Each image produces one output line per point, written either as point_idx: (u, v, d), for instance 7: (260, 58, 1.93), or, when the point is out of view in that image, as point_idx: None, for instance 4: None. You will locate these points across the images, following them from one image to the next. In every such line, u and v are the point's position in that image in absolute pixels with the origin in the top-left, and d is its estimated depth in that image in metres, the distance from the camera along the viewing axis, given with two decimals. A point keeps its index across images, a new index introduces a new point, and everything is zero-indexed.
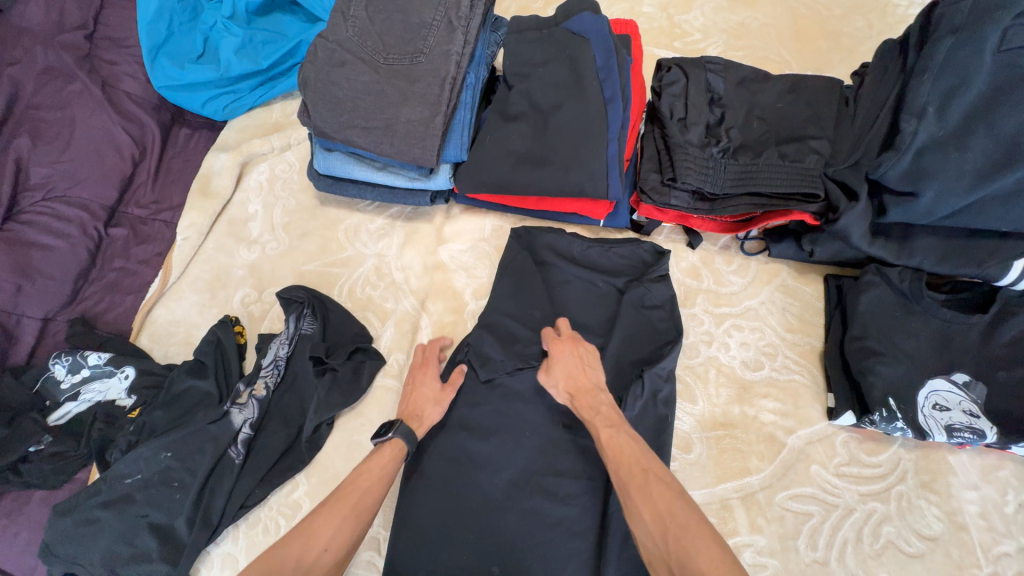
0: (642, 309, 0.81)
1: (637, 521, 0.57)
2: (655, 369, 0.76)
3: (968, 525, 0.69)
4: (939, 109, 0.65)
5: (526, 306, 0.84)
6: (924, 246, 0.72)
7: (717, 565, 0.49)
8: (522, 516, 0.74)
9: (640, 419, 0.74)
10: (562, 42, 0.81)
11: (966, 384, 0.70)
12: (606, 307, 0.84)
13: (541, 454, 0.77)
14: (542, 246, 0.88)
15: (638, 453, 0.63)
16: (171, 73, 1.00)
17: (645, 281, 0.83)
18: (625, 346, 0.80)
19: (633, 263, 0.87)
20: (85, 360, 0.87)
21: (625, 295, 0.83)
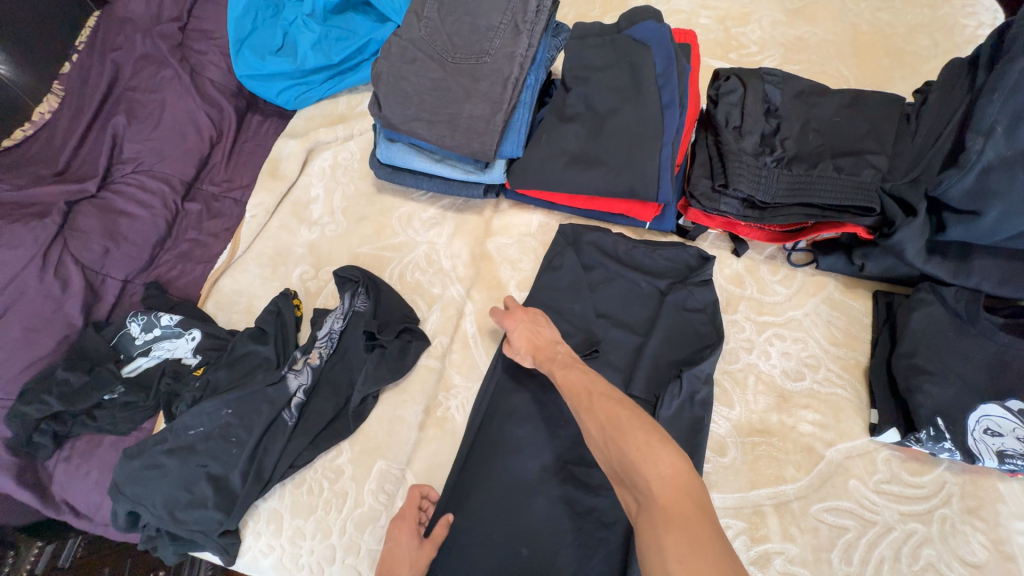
0: (684, 311, 0.83)
1: (588, 437, 0.59)
2: (694, 371, 0.77)
3: (1016, 556, 0.66)
4: (1009, 129, 0.65)
5: (569, 300, 0.87)
6: (981, 266, 0.71)
7: (645, 450, 0.51)
8: (553, 502, 0.76)
9: (676, 417, 0.76)
10: (623, 48, 0.84)
11: (1021, 412, 0.68)
12: (647, 308, 0.86)
13: (575, 444, 0.79)
14: (587, 243, 0.91)
15: (585, 379, 0.65)
16: (253, 64, 1.09)
17: (688, 285, 0.85)
18: (664, 346, 0.82)
19: (677, 267, 0.88)
20: (158, 320, 0.95)
21: (668, 297, 0.84)
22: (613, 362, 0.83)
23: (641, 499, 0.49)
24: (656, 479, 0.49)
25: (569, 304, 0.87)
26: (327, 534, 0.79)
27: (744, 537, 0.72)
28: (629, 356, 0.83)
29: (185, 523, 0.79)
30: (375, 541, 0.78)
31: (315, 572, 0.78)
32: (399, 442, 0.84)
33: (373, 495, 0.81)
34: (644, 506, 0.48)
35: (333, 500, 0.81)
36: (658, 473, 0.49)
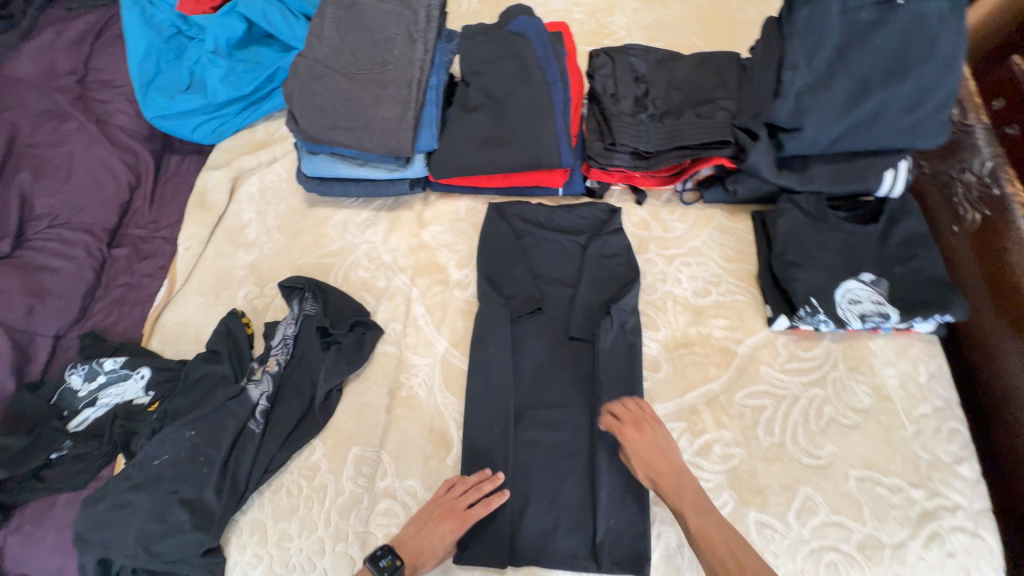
0: (603, 258, 0.94)
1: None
2: (620, 305, 0.89)
3: (892, 395, 0.82)
4: (807, 61, 0.82)
5: (505, 267, 0.96)
6: (819, 173, 0.87)
7: None
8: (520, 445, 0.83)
9: (613, 347, 0.86)
10: (507, 41, 0.96)
11: (873, 281, 0.84)
12: (573, 261, 0.96)
13: (531, 391, 0.87)
14: (513, 216, 1.01)
15: (725, 537, 0.66)
16: (163, 104, 1.11)
17: (603, 235, 0.96)
18: (593, 290, 0.92)
19: (592, 222, 1.00)
20: (100, 367, 0.93)
21: (588, 248, 0.96)
22: (552, 312, 0.92)
23: None
24: None
25: (506, 270, 0.95)
26: (314, 529, 0.81)
27: (687, 434, 0.82)
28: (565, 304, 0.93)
29: (163, 555, 0.77)
30: (363, 523, 0.81)
31: (306, 568, 0.79)
32: (370, 427, 0.88)
33: (353, 480, 0.84)
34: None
35: (314, 495, 0.83)
36: None
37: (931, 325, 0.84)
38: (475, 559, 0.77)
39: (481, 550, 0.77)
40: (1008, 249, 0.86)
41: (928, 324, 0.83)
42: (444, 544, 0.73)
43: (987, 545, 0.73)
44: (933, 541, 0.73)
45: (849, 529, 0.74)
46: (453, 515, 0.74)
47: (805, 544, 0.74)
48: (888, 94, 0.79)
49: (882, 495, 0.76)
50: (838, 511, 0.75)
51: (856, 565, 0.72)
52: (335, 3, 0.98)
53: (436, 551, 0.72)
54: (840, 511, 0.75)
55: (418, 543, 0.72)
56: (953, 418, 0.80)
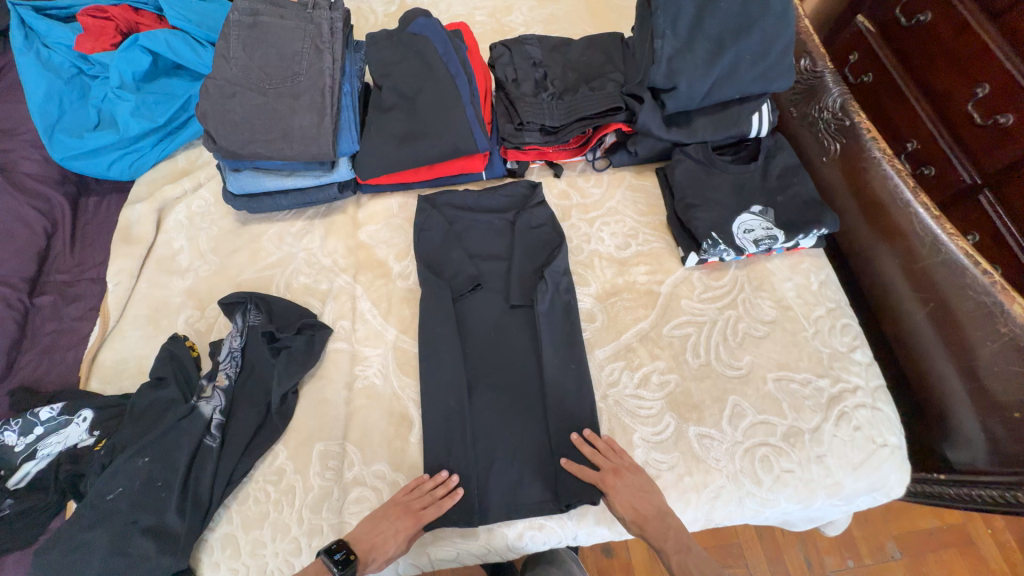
0: (531, 229, 1.02)
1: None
2: (553, 269, 0.96)
3: (792, 305, 0.94)
4: (672, 30, 0.94)
5: (442, 251, 1.01)
6: (700, 125, 1.00)
7: None
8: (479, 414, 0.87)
9: (551, 307, 0.93)
10: (409, 43, 1.03)
11: (761, 211, 0.97)
12: (503, 235, 1.03)
13: (482, 360, 0.92)
14: (442, 204, 1.06)
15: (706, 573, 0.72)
16: (72, 144, 1.10)
17: (528, 208, 1.04)
18: (525, 257, 0.99)
19: (517, 198, 1.07)
20: (37, 418, 0.88)
21: (517, 222, 1.03)
22: (490, 284, 0.98)
23: None
24: None
25: (443, 254, 1.01)
26: (288, 530, 0.82)
27: (626, 371, 0.90)
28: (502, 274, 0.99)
29: None
30: (336, 513, 0.82)
31: (285, 570, 0.79)
32: (330, 422, 0.90)
33: (320, 475, 0.85)
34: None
35: (282, 498, 0.84)
36: None
37: (814, 241, 0.97)
38: (450, 522, 0.81)
39: (456, 515, 0.81)
40: (865, 168, 1.01)
41: (811, 239, 0.96)
42: (395, 543, 0.75)
43: (885, 415, 0.85)
44: (842, 420, 0.84)
45: (773, 425, 0.84)
46: (408, 514, 0.77)
47: (740, 445, 0.83)
48: (738, 48, 0.93)
49: (796, 390, 0.86)
50: (763, 411, 0.85)
51: (784, 453, 0.82)
52: (237, 23, 1.01)
53: (388, 548, 0.75)
54: (764, 410, 0.85)
55: (372, 539, 0.75)
56: (844, 315, 0.93)
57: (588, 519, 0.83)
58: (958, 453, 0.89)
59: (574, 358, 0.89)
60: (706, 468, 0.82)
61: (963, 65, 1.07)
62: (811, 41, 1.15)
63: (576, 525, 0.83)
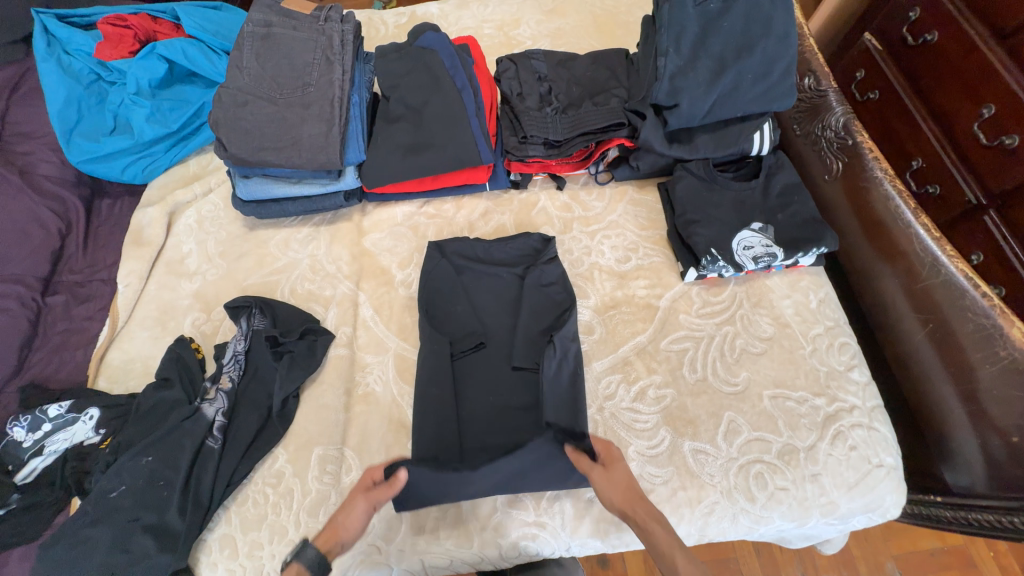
0: (540, 288, 0.99)
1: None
2: (562, 334, 0.92)
3: (790, 322, 0.94)
4: (675, 48, 0.96)
5: (448, 300, 1.00)
6: (702, 142, 1.01)
7: None
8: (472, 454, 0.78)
9: (559, 376, 0.89)
10: (417, 56, 1.06)
11: (761, 228, 0.97)
12: (510, 291, 1.01)
13: (484, 402, 0.91)
14: (452, 251, 1.04)
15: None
16: (88, 148, 1.13)
17: (539, 264, 1.01)
18: (529, 321, 0.96)
19: (529, 253, 1.05)
20: (45, 415, 0.91)
21: (526, 278, 1.00)
22: (494, 344, 0.96)
23: None
24: None
25: (449, 306, 0.99)
26: (284, 533, 0.83)
27: (623, 384, 0.91)
28: (508, 335, 0.97)
29: None
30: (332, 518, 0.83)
31: None
32: (330, 427, 0.91)
33: (318, 480, 0.86)
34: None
35: (280, 501, 0.85)
36: None
37: (813, 258, 0.97)
38: (446, 532, 0.83)
39: (451, 525, 0.83)
40: (867, 187, 1.01)
41: (810, 258, 0.96)
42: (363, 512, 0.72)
43: (881, 435, 0.85)
44: (837, 439, 0.84)
45: (769, 442, 0.84)
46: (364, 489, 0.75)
47: (734, 461, 0.84)
48: (740, 68, 0.94)
49: (792, 408, 0.87)
50: (758, 428, 0.86)
51: (779, 471, 0.83)
52: (251, 35, 1.04)
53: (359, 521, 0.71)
54: (759, 427, 0.86)
55: (341, 524, 0.71)
56: (842, 334, 0.93)
57: (582, 529, 0.84)
58: (956, 476, 0.89)
59: (572, 371, 0.90)
60: (700, 484, 0.83)
61: (971, 86, 1.07)
62: (815, 60, 1.16)
63: (570, 536, 0.84)
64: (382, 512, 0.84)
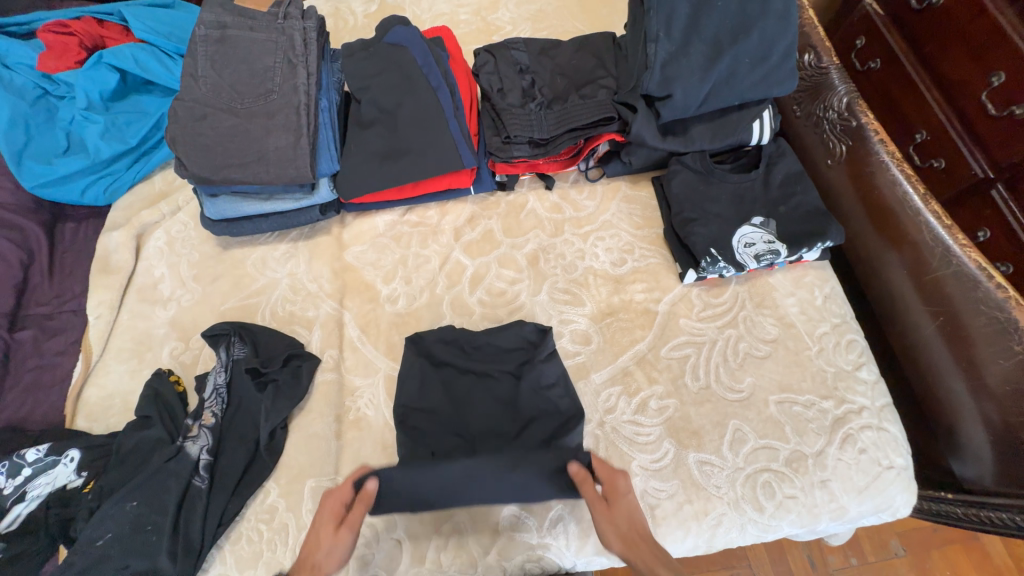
0: (539, 391, 0.85)
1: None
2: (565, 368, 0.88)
3: (795, 322, 0.91)
4: (666, 32, 0.89)
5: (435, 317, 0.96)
6: (697, 133, 0.95)
7: None
8: (462, 474, 0.74)
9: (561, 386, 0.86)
10: (386, 53, 0.98)
11: (762, 223, 0.92)
12: (504, 394, 0.87)
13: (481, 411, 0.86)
14: (434, 347, 0.91)
15: None
16: (41, 171, 1.05)
17: (536, 364, 0.87)
18: (525, 429, 0.84)
19: (522, 346, 0.91)
20: (24, 459, 0.85)
21: (522, 380, 0.87)
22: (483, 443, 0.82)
23: None
24: None
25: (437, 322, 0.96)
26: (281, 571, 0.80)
27: (624, 396, 0.87)
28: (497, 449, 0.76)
29: None
30: None
31: None
32: (322, 456, 0.88)
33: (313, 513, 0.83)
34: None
35: (276, 538, 0.82)
36: None
37: (818, 253, 0.92)
38: (449, 561, 0.80)
39: (454, 553, 0.81)
40: (873, 172, 0.96)
41: (814, 252, 0.91)
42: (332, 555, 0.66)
43: (891, 435, 0.83)
44: (846, 443, 0.82)
45: (776, 449, 0.82)
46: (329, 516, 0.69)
47: (741, 471, 0.81)
48: (736, 52, 0.88)
49: (799, 413, 0.84)
50: (764, 436, 0.83)
51: (787, 479, 0.80)
52: (203, 37, 0.95)
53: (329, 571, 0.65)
54: (765, 435, 0.83)
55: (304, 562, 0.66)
56: (849, 331, 0.90)
57: (588, 548, 0.81)
58: (964, 468, 0.87)
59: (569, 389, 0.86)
60: (706, 496, 0.80)
61: (979, 54, 0.94)
62: (815, 34, 1.09)
63: (576, 554, 0.82)
64: (382, 543, 0.82)
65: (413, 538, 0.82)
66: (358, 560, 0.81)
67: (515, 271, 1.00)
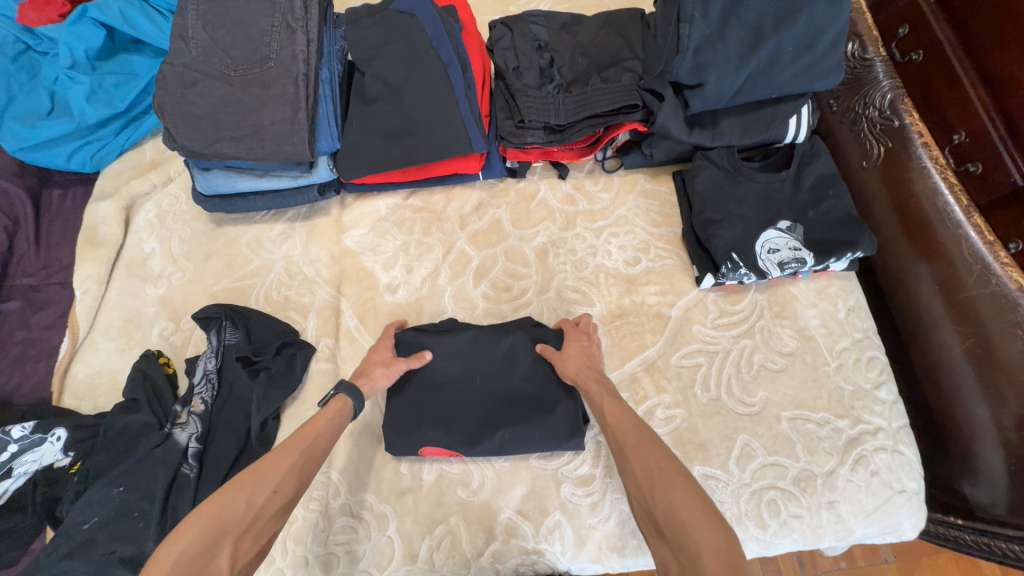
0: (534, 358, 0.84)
1: (629, 475, 0.62)
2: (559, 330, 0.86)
3: (815, 335, 0.86)
4: (703, 13, 0.81)
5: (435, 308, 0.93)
6: (727, 127, 0.88)
7: (647, 461, 0.60)
8: (463, 370, 0.84)
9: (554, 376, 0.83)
10: (394, 22, 0.89)
11: (789, 228, 0.86)
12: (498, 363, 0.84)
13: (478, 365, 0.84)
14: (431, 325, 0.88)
15: (633, 418, 0.66)
16: (24, 134, 0.99)
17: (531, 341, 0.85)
18: (514, 397, 0.83)
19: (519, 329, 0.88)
20: (9, 436, 0.83)
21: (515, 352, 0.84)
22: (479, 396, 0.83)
23: (663, 521, 0.55)
24: (671, 507, 0.55)
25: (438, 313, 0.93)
26: (271, 560, 0.79)
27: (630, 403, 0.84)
28: (496, 346, 0.84)
29: None
30: (320, 545, 0.80)
31: None
32: None
33: (304, 506, 0.81)
34: (693, 570, 0.50)
35: None
36: (643, 463, 0.60)
37: (846, 263, 0.87)
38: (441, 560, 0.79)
39: (446, 554, 0.79)
40: (912, 178, 0.89)
41: (842, 263, 0.85)
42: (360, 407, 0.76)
43: (906, 459, 0.79)
44: (859, 464, 0.79)
45: (785, 467, 0.79)
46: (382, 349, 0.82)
47: (746, 487, 0.78)
48: (779, 39, 0.80)
49: (812, 431, 0.80)
50: (774, 452, 0.80)
51: (794, 498, 0.77)
52: None
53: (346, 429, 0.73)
54: (775, 452, 0.79)
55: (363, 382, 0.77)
56: (871, 347, 0.85)
57: (583, 555, 0.79)
58: (978, 494, 0.84)
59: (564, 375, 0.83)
60: None
61: None
62: (862, 21, 0.99)
63: (570, 560, 0.80)
64: (373, 539, 0.80)
65: (405, 535, 0.80)
66: (349, 555, 0.79)
67: (523, 266, 0.95)
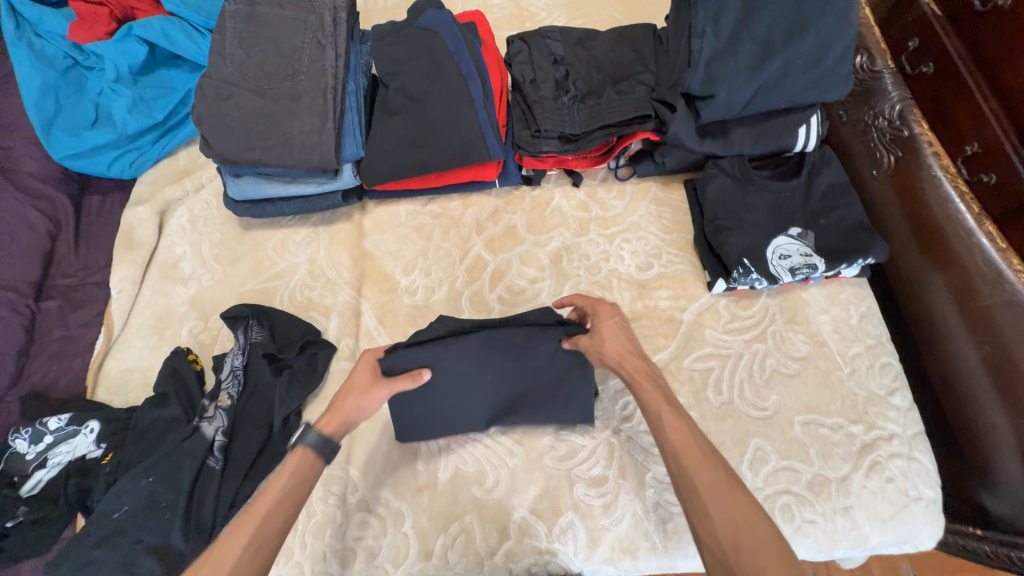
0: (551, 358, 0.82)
1: (694, 500, 0.59)
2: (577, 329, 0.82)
3: (827, 341, 0.87)
4: (714, 28, 0.84)
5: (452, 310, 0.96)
6: (738, 137, 0.91)
7: (715, 488, 0.58)
8: (472, 378, 0.81)
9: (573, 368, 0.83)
10: (417, 38, 0.94)
11: (800, 234, 0.88)
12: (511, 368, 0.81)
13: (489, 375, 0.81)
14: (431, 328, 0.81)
15: (696, 436, 0.62)
16: (69, 143, 1.05)
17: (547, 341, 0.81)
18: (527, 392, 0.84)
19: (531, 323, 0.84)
20: (46, 427, 0.86)
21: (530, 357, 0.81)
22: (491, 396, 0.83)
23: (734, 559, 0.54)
24: (745, 547, 0.54)
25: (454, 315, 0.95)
26: (290, 554, 0.81)
27: None
28: (507, 356, 0.80)
29: None
30: (338, 539, 0.81)
31: None
32: None
33: (323, 500, 0.84)
34: None
35: None
36: (711, 493, 0.58)
37: (857, 270, 0.88)
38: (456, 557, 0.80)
39: (460, 551, 0.80)
40: (923, 187, 0.90)
41: (854, 269, 0.86)
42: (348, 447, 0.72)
43: (921, 466, 0.79)
44: (874, 470, 0.79)
45: (799, 472, 0.79)
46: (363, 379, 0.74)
47: (760, 491, 0.79)
48: (788, 53, 0.83)
49: (825, 436, 0.81)
50: (787, 457, 0.80)
51: (808, 503, 0.77)
52: (233, 15, 0.93)
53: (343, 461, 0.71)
54: (788, 456, 0.80)
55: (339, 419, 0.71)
56: (884, 354, 0.86)
57: (596, 557, 0.80)
58: (996, 504, 0.83)
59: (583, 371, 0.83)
60: None
61: None
62: (871, 35, 1.02)
63: (583, 561, 0.80)
64: (390, 535, 0.82)
65: (420, 532, 0.82)
66: (366, 550, 0.81)
67: (537, 270, 0.97)
